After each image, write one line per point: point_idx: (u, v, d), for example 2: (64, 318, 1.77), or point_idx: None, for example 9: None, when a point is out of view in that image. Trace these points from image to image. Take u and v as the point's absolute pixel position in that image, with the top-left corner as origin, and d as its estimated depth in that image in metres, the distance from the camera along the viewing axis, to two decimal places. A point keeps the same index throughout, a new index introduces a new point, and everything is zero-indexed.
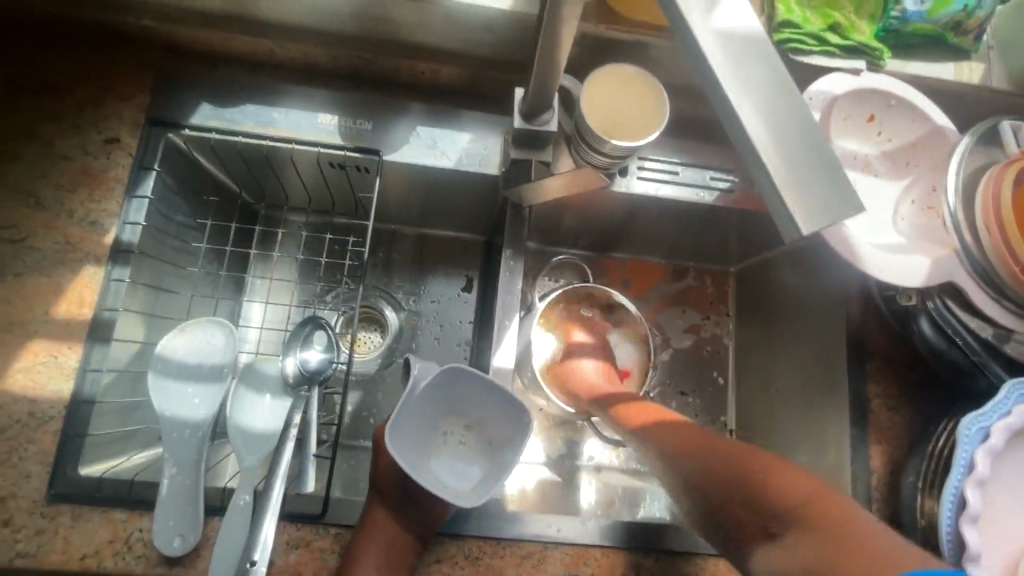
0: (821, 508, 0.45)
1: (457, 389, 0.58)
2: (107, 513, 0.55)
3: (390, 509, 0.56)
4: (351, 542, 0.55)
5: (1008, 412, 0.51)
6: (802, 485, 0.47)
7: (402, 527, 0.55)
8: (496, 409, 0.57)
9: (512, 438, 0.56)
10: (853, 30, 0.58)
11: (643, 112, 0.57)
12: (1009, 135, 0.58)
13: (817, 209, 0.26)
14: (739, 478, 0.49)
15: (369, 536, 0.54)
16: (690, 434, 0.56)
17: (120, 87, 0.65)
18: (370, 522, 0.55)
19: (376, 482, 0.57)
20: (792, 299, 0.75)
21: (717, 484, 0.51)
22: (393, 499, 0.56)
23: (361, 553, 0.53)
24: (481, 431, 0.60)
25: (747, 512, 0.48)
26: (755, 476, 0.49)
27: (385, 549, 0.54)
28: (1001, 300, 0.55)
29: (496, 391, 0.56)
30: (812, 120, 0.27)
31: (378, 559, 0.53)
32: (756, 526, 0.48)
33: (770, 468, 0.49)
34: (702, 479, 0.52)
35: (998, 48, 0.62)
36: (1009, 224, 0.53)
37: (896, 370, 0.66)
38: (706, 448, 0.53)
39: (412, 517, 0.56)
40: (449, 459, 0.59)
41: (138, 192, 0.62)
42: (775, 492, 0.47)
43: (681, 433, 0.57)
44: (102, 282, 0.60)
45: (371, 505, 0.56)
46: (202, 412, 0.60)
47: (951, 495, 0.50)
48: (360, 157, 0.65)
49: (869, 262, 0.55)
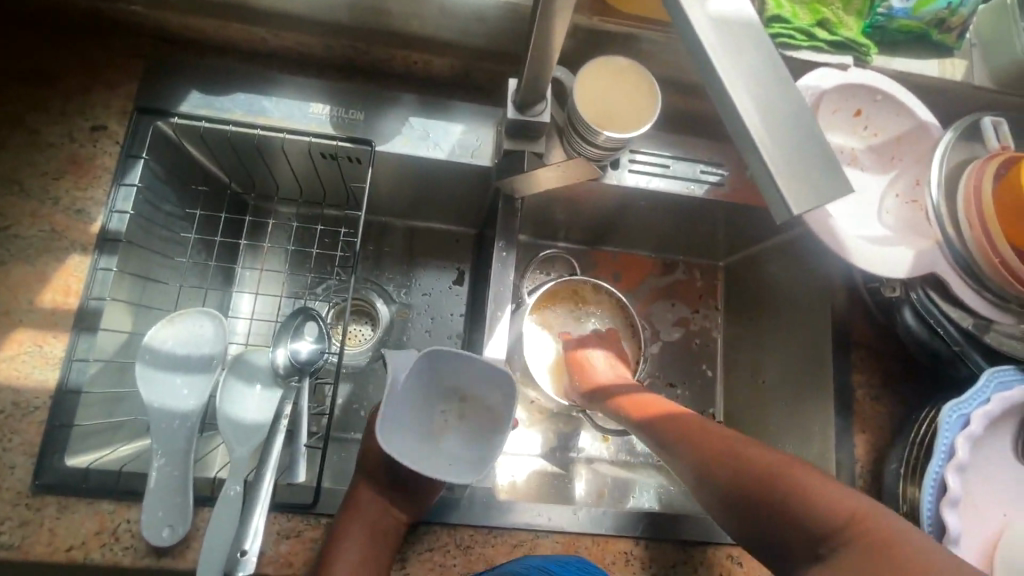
0: (866, 520, 0.42)
1: (442, 367, 0.55)
2: (94, 504, 0.55)
3: (378, 491, 0.58)
4: (335, 523, 0.56)
5: (987, 400, 0.53)
6: (841, 494, 0.44)
7: (386, 509, 0.56)
8: (492, 386, 0.56)
9: (507, 410, 0.55)
10: (840, 26, 0.59)
11: (636, 102, 0.57)
12: (989, 131, 0.59)
13: (808, 191, 0.26)
14: (772, 494, 0.47)
15: (352, 517, 0.55)
16: (709, 434, 0.55)
17: (112, 77, 0.64)
18: (354, 503, 0.57)
19: (361, 462, 0.60)
20: (779, 292, 0.76)
21: (745, 494, 0.49)
22: (376, 478, 0.58)
23: (343, 534, 0.54)
24: (481, 408, 0.57)
25: (785, 531, 0.46)
26: (789, 489, 0.46)
27: (369, 530, 0.55)
28: (982, 291, 0.56)
29: (487, 365, 0.55)
30: (804, 105, 0.28)
31: (361, 539, 0.54)
32: (797, 544, 0.45)
33: (805, 478, 0.46)
34: (727, 488, 0.50)
35: (981, 47, 0.63)
36: (990, 221, 0.54)
37: (879, 360, 0.68)
38: (732, 456, 0.51)
39: (396, 500, 0.57)
40: (450, 438, 0.56)
41: (125, 180, 0.61)
42: (809, 505, 0.45)
43: (699, 432, 0.56)
44: (89, 271, 0.59)
45: (357, 485, 0.58)
46: (192, 403, 0.60)
47: (932, 481, 0.51)
48: (352, 146, 0.64)
49: (854, 254, 0.57)
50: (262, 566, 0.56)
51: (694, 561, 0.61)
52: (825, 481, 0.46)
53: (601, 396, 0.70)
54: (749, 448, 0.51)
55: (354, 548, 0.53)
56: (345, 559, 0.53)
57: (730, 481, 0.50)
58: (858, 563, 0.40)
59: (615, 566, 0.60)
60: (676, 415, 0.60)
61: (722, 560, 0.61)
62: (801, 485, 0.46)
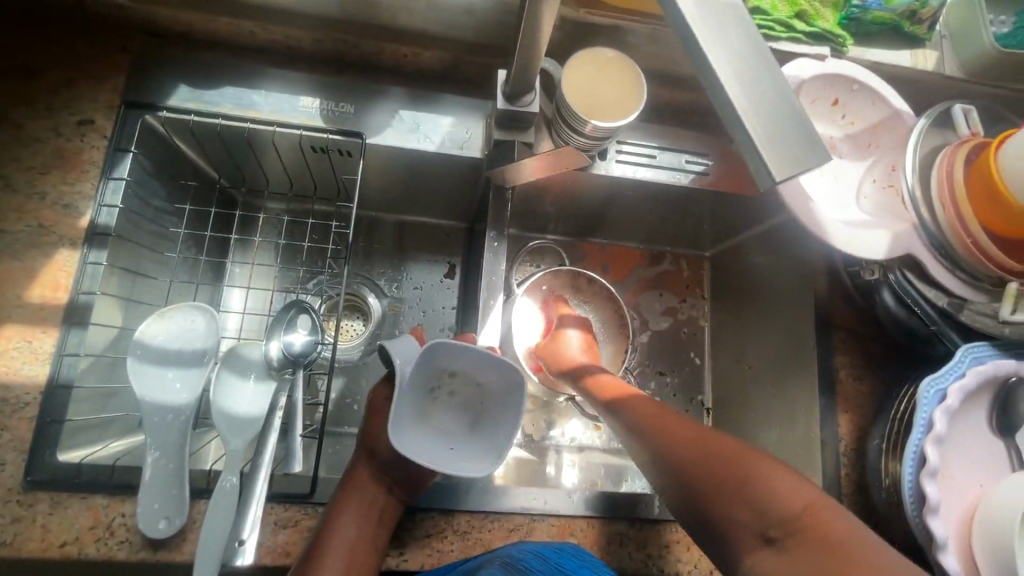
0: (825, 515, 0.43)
1: (441, 356, 0.54)
2: (88, 499, 0.54)
3: (377, 469, 0.56)
4: (331, 501, 0.55)
5: (963, 374, 0.55)
6: (801, 487, 0.45)
7: (385, 490, 0.55)
8: (494, 373, 0.54)
9: (508, 401, 0.54)
10: (817, 17, 0.61)
11: (623, 90, 0.59)
12: (960, 118, 0.61)
13: (789, 161, 0.27)
14: (733, 483, 0.46)
15: (351, 493, 0.54)
16: (670, 421, 0.55)
17: (98, 72, 0.64)
18: (353, 480, 0.55)
19: (366, 438, 0.57)
20: (763, 279, 0.78)
21: (704, 482, 0.48)
22: (379, 458, 0.56)
23: (341, 510, 0.53)
24: (472, 387, 0.56)
25: (740, 522, 0.45)
26: (751, 479, 0.46)
27: (367, 509, 0.54)
28: (955, 271, 0.59)
29: (493, 356, 0.53)
30: (785, 80, 0.29)
31: (359, 516, 0.53)
32: (744, 526, 0.45)
33: (768, 469, 0.46)
34: (686, 473, 0.49)
35: (950, 38, 0.66)
36: (963, 204, 0.57)
37: (861, 343, 0.70)
38: (693, 444, 0.51)
39: (394, 483, 0.56)
40: (440, 414, 0.56)
41: (114, 173, 0.61)
42: (764, 492, 0.45)
43: (664, 418, 0.55)
44: (78, 266, 0.58)
45: (357, 463, 0.57)
46: (184, 397, 0.60)
47: (912, 454, 0.54)
48: (343, 139, 0.65)
49: (835, 237, 0.59)
50: (259, 556, 0.56)
51: (687, 541, 0.62)
52: (780, 470, 0.46)
53: (570, 376, 0.70)
54: (712, 438, 0.51)
55: (352, 526, 0.52)
56: (342, 534, 0.52)
57: (689, 468, 0.49)
58: (807, 554, 0.41)
59: (609, 547, 0.61)
60: (639, 401, 0.59)
61: None
62: (763, 475, 0.46)
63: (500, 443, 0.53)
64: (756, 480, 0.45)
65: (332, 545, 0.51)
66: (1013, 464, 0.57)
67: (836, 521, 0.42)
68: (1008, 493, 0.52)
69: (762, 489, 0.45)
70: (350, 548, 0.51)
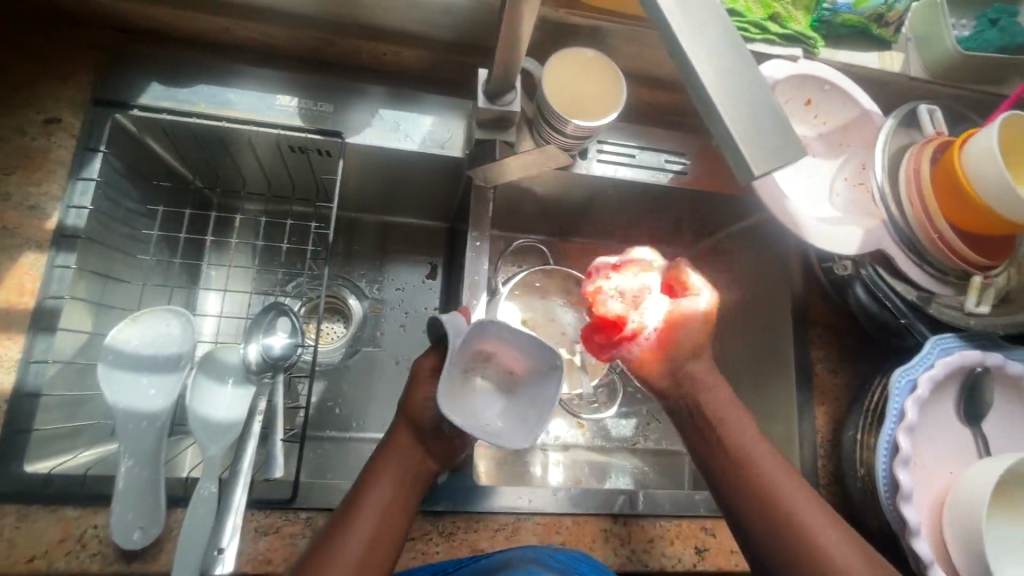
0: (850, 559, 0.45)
1: (487, 336, 0.51)
2: (58, 510, 0.53)
3: (419, 438, 0.51)
4: (365, 467, 0.51)
5: (932, 365, 0.57)
6: (834, 529, 0.47)
7: (422, 459, 0.51)
8: (536, 362, 0.51)
9: (546, 389, 0.50)
10: (790, 19, 0.63)
11: (603, 89, 0.60)
12: (925, 118, 0.64)
13: (767, 155, 0.28)
14: (772, 509, 0.48)
15: (390, 459, 0.50)
16: (731, 410, 0.54)
17: (65, 70, 0.62)
18: (394, 444, 0.51)
19: (404, 403, 0.52)
20: (741, 277, 0.79)
21: (740, 477, 0.50)
22: (420, 426, 0.51)
23: (374, 476, 0.49)
24: (508, 375, 0.53)
25: (774, 548, 0.47)
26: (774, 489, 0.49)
27: (404, 476, 0.50)
28: (923, 265, 0.61)
29: (540, 342, 0.50)
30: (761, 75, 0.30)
31: (394, 483, 0.49)
32: (766, 525, 0.48)
33: (781, 480, 0.49)
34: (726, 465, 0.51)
35: (915, 41, 0.68)
36: (928, 198, 0.59)
37: (835, 337, 0.72)
38: (749, 447, 0.51)
39: (431, 452, 0.52)
40: (474, 396, 0.51)
41: (83, 174, 0.59)
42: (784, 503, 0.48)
43: (727, 404, 0.54)
44: (44, 270, 0.57)
45: (397, 426, 0.52)
46: (159, 403, 0.58)
47: (885, 443, 0.56)
48: (322, 139, 0.64)
49: (810, 234, 0.60)
50: (239, 565, 0.55)
51: (670, 535, 0.63)
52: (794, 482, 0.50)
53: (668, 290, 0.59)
54: (763, 452, 0.51)
55: (386, 492, 0.49)
56: (375, 501, 0.48)
57: (738, 465, 0.50)
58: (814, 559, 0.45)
59: (595, 544, 0.61)
60: (705, 372, 0.56)
61: (696, 532, 0.64)
62: (800, 514, 0.47)
63: (529, 428, 0.49)
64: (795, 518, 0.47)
65: (363, 515, 0.47)
66: (980, 450, 0.59)
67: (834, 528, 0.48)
68: (976, 478, 0.54)
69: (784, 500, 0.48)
70: (382, 519, 0.47)
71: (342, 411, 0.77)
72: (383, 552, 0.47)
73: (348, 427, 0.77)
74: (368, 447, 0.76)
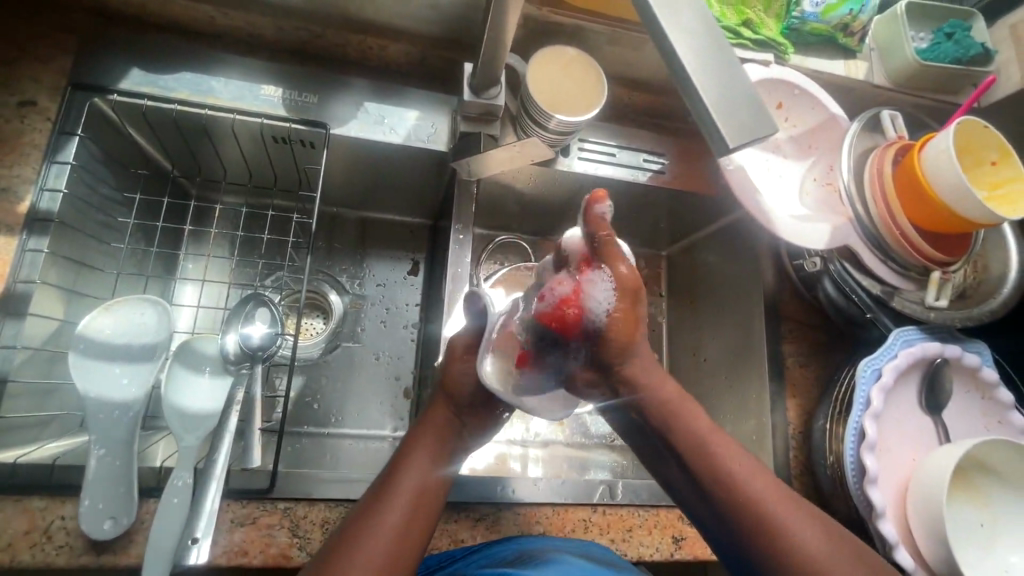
0: (829, 560, 0.43)
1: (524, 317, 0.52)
2: (23, 501, 0.51)
3: (452, 413, 0.52)
4: (400, 444, 0.51)
5: (896, 355, 0.60)
6: (807, 524, 0.45)
7: (457, 434, 0.52)
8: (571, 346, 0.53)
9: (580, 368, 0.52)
10: (762, 26, 0.66)
11: (584, 86, 0.61)
12: (887, 123, 0.67)
13: (740, 126, 0.30)
14: (733, 495, 0.46)
15: (421, 438, 0.51)
16: (677, 401, 0.50)
17: (42, 52, 0.62)
18: (429, 420, 0.52)
19: (443, 377, 0.54)
20: (716, 276, 0.82)
21: (697, 459, 0.48)
22: (457, 401, 0.52)
23: (412, 449, 0.50)
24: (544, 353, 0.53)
25: (747, 548, 0.45)
26: (724, 469, 0.47)
27: (437, 457, 0.50)
28: (886, 261, 0.64)
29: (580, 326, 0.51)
30: (732, 52, 0.31)
31: (428, 464, 0.49)
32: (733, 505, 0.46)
33: (728, 454, 0.47)
34: (685, 455, 0.48)
35: (878, 51, 0.73)
36: (891, 197, 0.63)
37: (806, 333, 0.75)
38: (704, 444, 0.48)
39: (464, 428, 0.53)
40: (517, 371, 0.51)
41: (59, 157, 0.58)
42: (738, 481, 0.46)
43: (671, 397, 0.50)
44: (15, 253, 0.55)
45: (434, 403, 0.53)
46: (132, 393, 0.57)
47: (852, 429, 0.58)
48: (305, 129, 0.64)
49: (782, 229, 0.63)
50: (213, 557, 0.53)
51: (649, 525, 0.64)
52: (739, 456, 0.48)
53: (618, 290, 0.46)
54: (725, 443, 0.48)
55: (426, 464, 0.49)
56: (415, 472, 0.48)
57: (702, 468, 0.47)
58: (783, 542, 0.44)
59: (575, 534, 0.62)
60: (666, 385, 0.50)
61: (674, 522, 0.65)
62: (761, 496, 0.45)
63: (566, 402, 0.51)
64: (771, 516, 0.45)
65: (402, 487, 0.47)
66: (941, 437, 0.62)
67: (801, 511, 0.46)
68: (935, 464, 0.56)
69: (735, 478, 0.46)
70: (420, 491, 0.47)
71: (321, 406, 0.77)
72: (417, 530, 0.46)
73: (326, 422, 0.76)
74: (346, 443, 0.76)
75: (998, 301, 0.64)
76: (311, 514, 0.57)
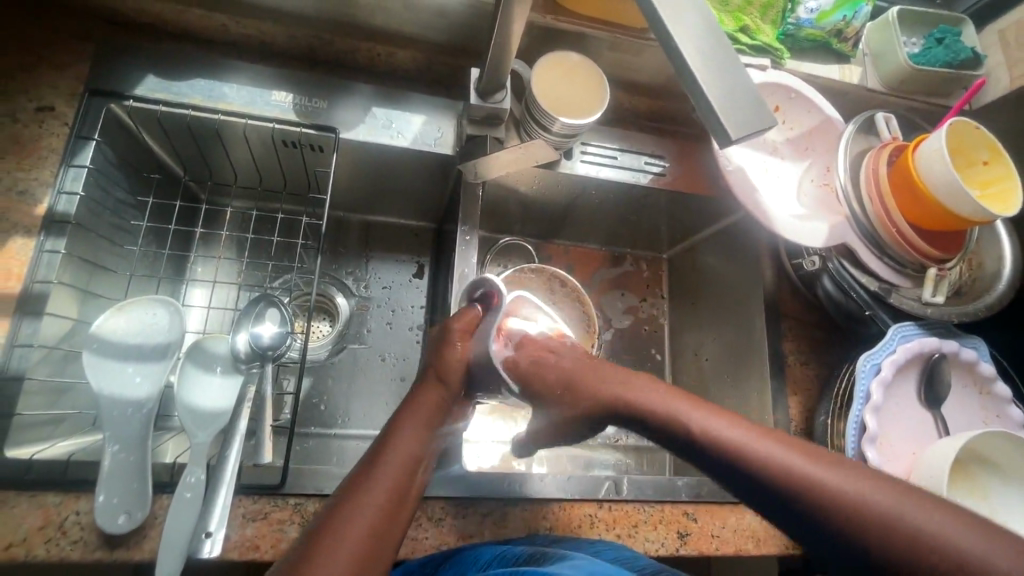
0: (802, 468, 0.41)
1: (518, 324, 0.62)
2: (38, 497, 0.52)
3: (444, 396, 0.55)
4: (387, 422, 0.52)
5: (894, 350, 0.62)
6: (776, 442, 0.43)
7: (444, 415, 0.54)
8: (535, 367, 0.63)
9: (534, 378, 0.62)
10: (758, 32, 0.68)
11: (588, 92, 0.63)
12: (882, 124, 0.69)
13: (739, 119, 0.32)
14: (661, 419, 0.49)
15: (408, 421, 0.52)
16: (616, 374, 0.54)
17: (60, 59, 0.63)
18: (415, 402, 0.54)
19: (436, 361, 0.56)
20: (716, 277, 0.83)
21: (602, 395, 0.53)
22: (449, 384, 0.56)
23: (398, 429, 0.51)
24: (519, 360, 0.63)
25: (739, 478, 0.44)
26: (630, 396, 0.51)
27: (424, 441, 0.51)
28: (883, 258, 0.66)
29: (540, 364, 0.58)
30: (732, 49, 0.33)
31: (415, 448, 0.50)
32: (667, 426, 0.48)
33: (642, 386, 0.52)
34: (610, 399, 0.52)
35: (872, 56, 0.75)
36: (886, 194, 0.64)
37: (806, 331, 0.76)
38: (656, 405, 0.50)
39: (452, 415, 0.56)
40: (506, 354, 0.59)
41: (75, 161, 0.59)
42: (654, 403, 0.50)
43: (611, 372, 0.54)
44: (33, 254, 0.56)
45: (422, 390, 0.55)
46: (145, 391, 0.57)
47: (853, 423, 0.59)
48: (316, 134, 0.65)
49: (781, 228, 0.64)
50: (226, 551, 0.54)
51: (654, 522, 0.65)
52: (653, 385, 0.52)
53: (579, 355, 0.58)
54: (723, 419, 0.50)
55: (413, 445, 0.50)
56: (402, 449, 0.49)
57: (661, 427, 0.49)
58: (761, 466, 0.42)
59: (582, 529, 0.63)
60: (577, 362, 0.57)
61: (679, 518, 0.65)
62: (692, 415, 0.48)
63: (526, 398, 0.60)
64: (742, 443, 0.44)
65: (389, 467, 0.47)
66: (940, 431, 0.63)
67: (787, 440, 0.44)
68: (936, 456, 0.57)
69: (649, 402, 0.50)
70: (408, 468, 0.48)
71: (327, 407, 0.77)
72: (399, 514, 0.45)
73: (332, 423, 0.77)
74: (351, 444, 0.76)
75: (993, 297, 0.65)
76: (321, 511, 0.57)
